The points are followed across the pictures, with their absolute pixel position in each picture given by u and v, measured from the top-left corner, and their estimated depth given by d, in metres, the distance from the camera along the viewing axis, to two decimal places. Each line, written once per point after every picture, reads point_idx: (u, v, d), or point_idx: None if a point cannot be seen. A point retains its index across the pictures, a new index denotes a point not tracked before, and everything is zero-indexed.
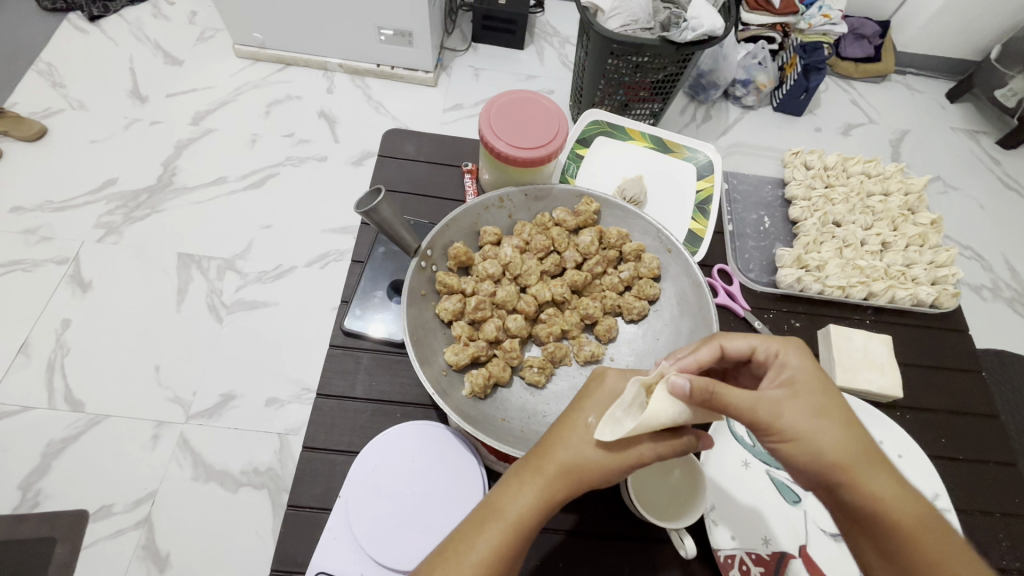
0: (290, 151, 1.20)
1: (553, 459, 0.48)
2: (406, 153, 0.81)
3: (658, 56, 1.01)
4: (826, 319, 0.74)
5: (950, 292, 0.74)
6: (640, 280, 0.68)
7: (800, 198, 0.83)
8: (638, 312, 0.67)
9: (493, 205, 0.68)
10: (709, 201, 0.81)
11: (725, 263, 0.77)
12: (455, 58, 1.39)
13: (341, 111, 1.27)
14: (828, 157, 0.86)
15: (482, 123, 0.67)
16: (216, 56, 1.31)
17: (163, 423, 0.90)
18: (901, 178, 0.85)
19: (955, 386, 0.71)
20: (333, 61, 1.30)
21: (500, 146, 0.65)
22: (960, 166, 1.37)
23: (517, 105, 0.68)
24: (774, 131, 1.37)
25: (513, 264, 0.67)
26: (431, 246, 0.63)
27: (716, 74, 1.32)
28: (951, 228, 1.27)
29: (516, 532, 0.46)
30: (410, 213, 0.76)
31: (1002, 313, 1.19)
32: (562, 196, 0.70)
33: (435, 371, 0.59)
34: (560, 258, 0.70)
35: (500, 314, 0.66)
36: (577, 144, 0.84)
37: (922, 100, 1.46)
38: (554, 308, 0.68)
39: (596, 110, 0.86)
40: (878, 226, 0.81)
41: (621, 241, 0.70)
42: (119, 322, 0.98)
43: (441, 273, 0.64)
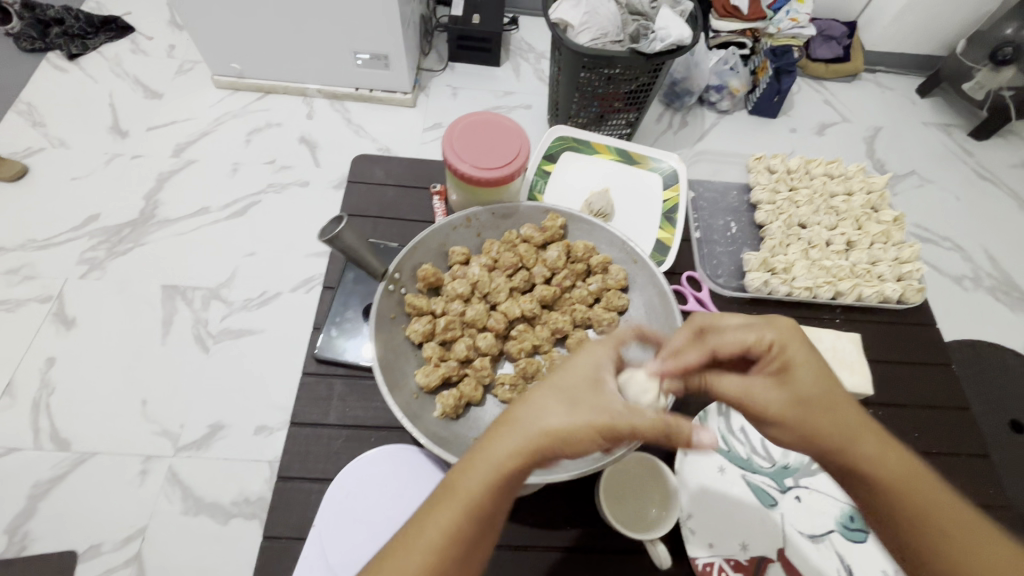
0: (272, 177, 1.21)
1: (504, 432, 0.43)
2: (377, 178, 0.82)
3: (629, 67, 1.04)
4: (796, 320, 0.75)
5: (915, 287, 0.75)
6: (608, 292, 0.69)
7: (765, 202, 0.84)
8: (607, 324, 0.67)
9: (461, 225, 0.69)
10: (676, 210, 0.82)
11: (693, 269, 0.78)
12: (432, 78, 1.41)
13: (322, 135, 1.28)
14: (790, 161, 0.88)
15: (445, 147, 0.68)
16: (195, 87, 1.33)
17: (151, 457, 0.89)
18: (863, 178, 0.86)
19: (925, 380, 0.71)
20: (312, 87, 1.32)
21: (464, 168, 0.66)
22: (933, 159, 1.39)
23: (481, 127, 0.68)
24: (750, 135, 1.40)
25: (482, 282, 0.67)
26: (399, 270, 0.63)
27: (689, 81, 1.35)
28: (928, 221, 1.30)
29: (468, 513, 0.41)
30: (383, 237, 0.77)
31: (985, 303, 1.20)
32: (527, 213, 0.70)
33: (406, 395, 0.59)
34: (529, 273, 0.70)
35: (471, 332, 0.66)
36: (544, 160, 0.86)
37: (892, 97, 1.49)
38: (525, 324, 0.68)
39: (560, 126, 0.88)
40: (842, 225, 0.82)
41: (588, 254, 0.70)
42: (105, 357, 0.98)
43: (410, 296, 0.65)
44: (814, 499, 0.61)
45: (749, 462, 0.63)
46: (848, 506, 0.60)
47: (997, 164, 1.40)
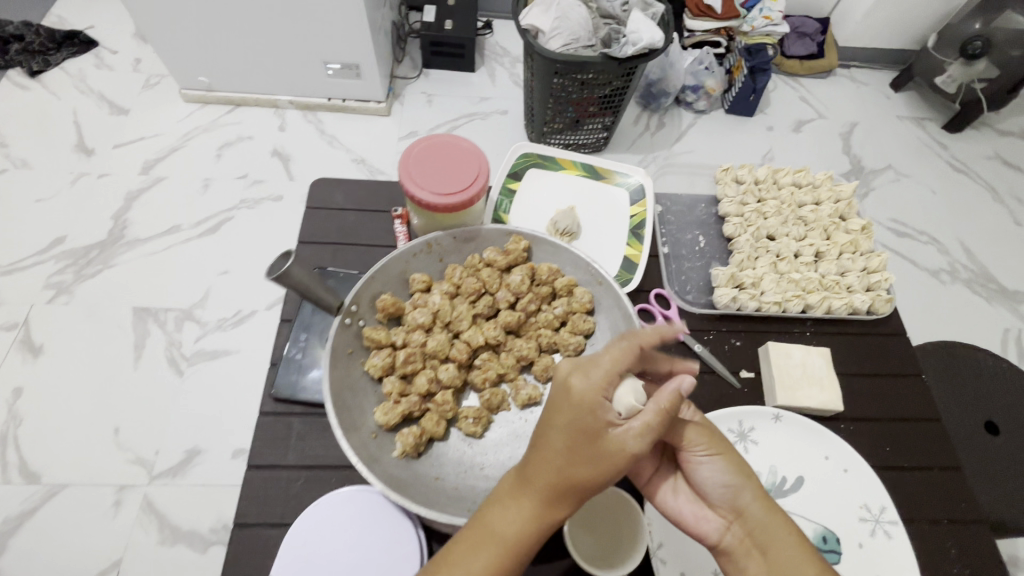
0: (244, 193, 1.18)
1: (531, 482, 0.47)
2: (338, 203, 0.80)
3: (602, 72, 1.04)
4: (767, 335, 0.74)
5: (884, 297, 0.75)
6: (573, 315, 0.68)
7: (733, 215, 0.84)
8: (574, 348, 0.67)
9: (421, 252, 0.67)
10: (643, 226, 0.81)
11: (661, 286, 0.77)
12: (406, 85, 1.39)
13: (295, 147, 1.26)
14: (757, 171, 0.88)
15: (401, 174, 0.65)
16: (162, 102, 1.30)
17: (125, 487, 0.87)
18: (831, 186, 0.87)
19: (896, 393, 0.71)
20: (283, 99, 1.30)
21: (423, 196, 0.64)
22: (908, 153, 1.41)
23: (434, 155, 0.67)
24: (727, 134, 1.40)
25: (442, 311, 0.66)
26: (356, 301, 0.61)
27: (665, 82, 1.35)
28: (904, 215, 1.31)
29: (507, 554, 0.46)
30: (343, 266, 0.75)
31: (962, 296, 1.21)
32: (490, 236, 0.70)
33: (363, 436, 0.57)
34: (493, 299, 0.69)
35: (433, 364, 0.65)
36: (508, 178, 0.85)
37: (867, 92, 1.50)
38: (490, 352, 0.67)
39: (524, 142, 0.87)
40: (811, 236, 0.83)
41: (553, 277, 0.70)
42: (76, 385, 0.95)
43: (368, 329, 0.63)
44: None
45: None
46: (819, 527, 0.61)
47: (970, 156, 1.41)
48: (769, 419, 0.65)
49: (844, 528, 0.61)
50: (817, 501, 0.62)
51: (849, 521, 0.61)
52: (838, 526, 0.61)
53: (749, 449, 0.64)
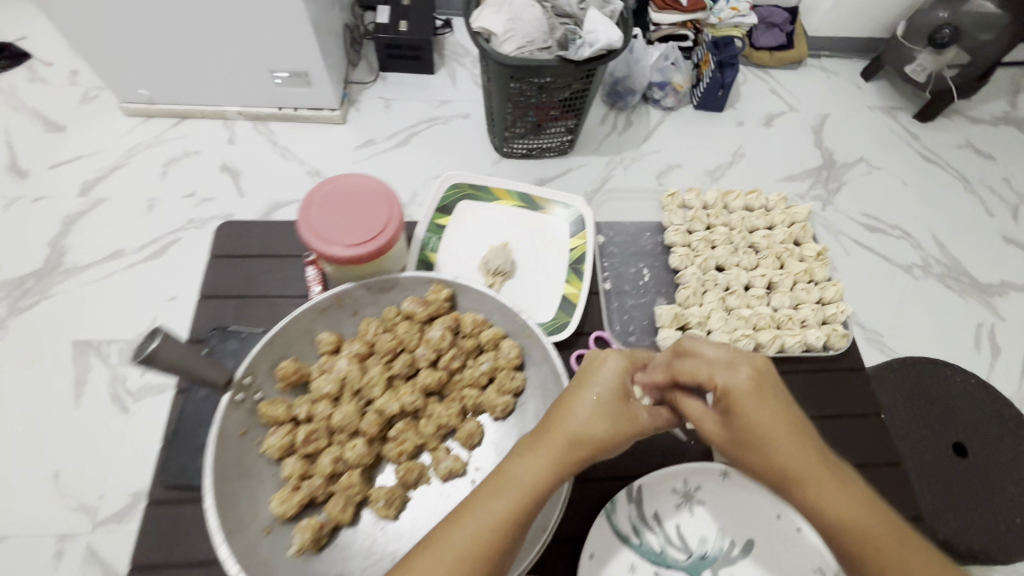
0: (192, 212, 1.12)
1: (561, 434, 0.49)
2: (248, 250, 0.76)
3: (559, 76, 0.99)
4: None
5: (839, 332, 0.73)
6: (499, 372, 0.64)
7: (680, 244, 0.83)
8: (500, 409, 0.63)
9: (331, 307, 0.64)
10: (583, 259, 0.78)
11: (602, 328, 0.73)
12: (363, 90, 1.33)
13: (245, 161, 1.20)
14: (706, 195, 0.88)
15: (304, 233, 0.60)
16: (101, 117, 1.22)
17: (67, 536, 0.82)
18: (785, 208, 0.86)
19: (855, 435, 0.68)
20: (231, 109, 1.23)
21: (338, 250, 0.60)
22: (879, 145, 1.38)
23: (341, 203, 0.62)
24: (696, 131, 1.36)
25: (350, 378, 0.62)
26: (249, 373, 0.58)
27: (631, 80, 1.31)
28: (876, 209, 1.28)
29: (526, 500, 0.46)
30: (249, 322, 0.71)
31: (936, 291, 1.20)
32: (410, 283, 0.66)
33: (252, 534, 0.54)
34: (412, 357, 0.65)
35: (341, 439, 0.60)
36: (439, 213, 0.81)
37: (838, 82, 1.47)
38: (407, 419, 0.62)
39: (455, 173, 0.83)
40: (763, 264, 0.82)
41: (477, 329, 0.66)
42: (13, 427, 0.90)
43: (264, 405, 0.59)
44: None
45: (664, 555, 0.61)
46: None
47: (942, 145, 1.39)
48: (715, 476, 0.64)
49: None
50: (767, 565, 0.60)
51: None
52: None
53: (694, 510, 0.63)
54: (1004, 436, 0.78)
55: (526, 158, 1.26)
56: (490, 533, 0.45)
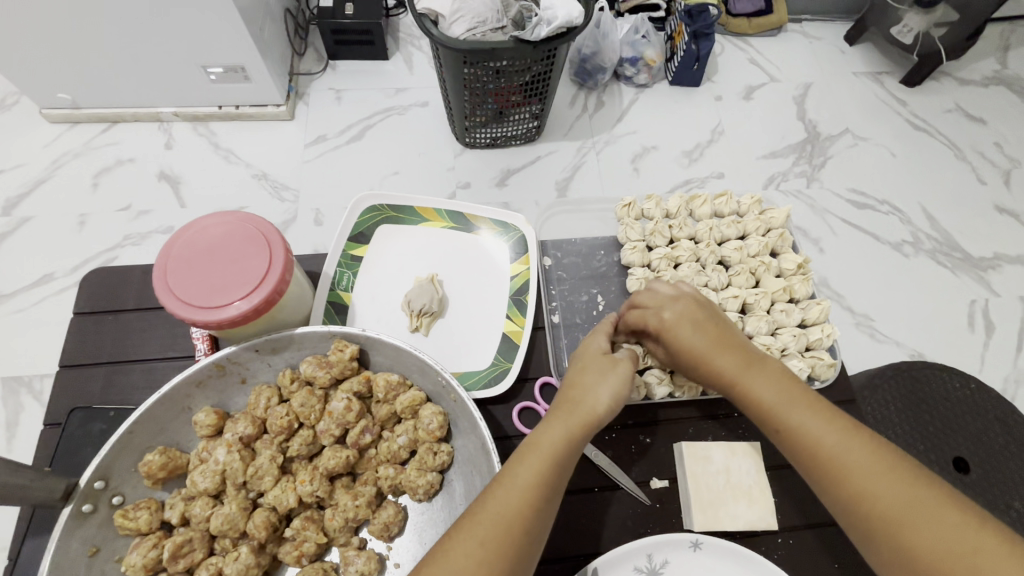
0: (128, 227, 1.03)
1: (566, 407, 0.52)
2: (123, 301, 0.65)
3: (516, 58, 0.90)
4: (682, 424, 0.62)
5: (824, 362, 0.65)
6: (420, 447, 0.56)
7: (637, 265, 0.74)
8: (424, 490, 0.55)
9: (210, 376, 0.54)
10: (526, 289, 0.72)
11: (549, 372, 0.66)
12: (311, 82, 1.23)
13: (184, 167, 1.11)
14: (668, 202, 0.79)
15: (180, 306, 0.52)
16: (23, 126, 1.12)
17: None
18: (759, 214, 0.78)
19: None
20: (166, 110, 1.13)
21: (236, 308, 0.52)
22: (866, 113, 1.30)
23: (209, 259, 0.54)
24: (672, 109, 1.27)
25: (231, 470, 0.53)
26: (100, 477, 0.49)
27: (601, 56, 1.21)
28: (864, 184, 1.21)
29: (552, 462, 0.48)
30: (119, 400, 0.60)
31: (927, 268, 1.14)
32: (306, 340, 0.56)
33: None
34: (312, 432, 0.57)
35: (225, 543, 0.53)
36: (353, 241, 0.73)
37: (821, 47, 1.38)
38: (309, 510, 0.55)
39: (373, 194, 0.76)
40: (736, 282, 0.73)
41: (392, 394, 0.58)
42: None
43: (121, 513, 0.51)
44: None
45: None
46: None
47: (931, 111, 1.32)
48: (687, 547, 0.54)
49: None
50: None
51: None
52: None
53: None
54: (1010, 444, 0.71)
55: (491, 147, 1.17)
56: (525, 498, 0.46)
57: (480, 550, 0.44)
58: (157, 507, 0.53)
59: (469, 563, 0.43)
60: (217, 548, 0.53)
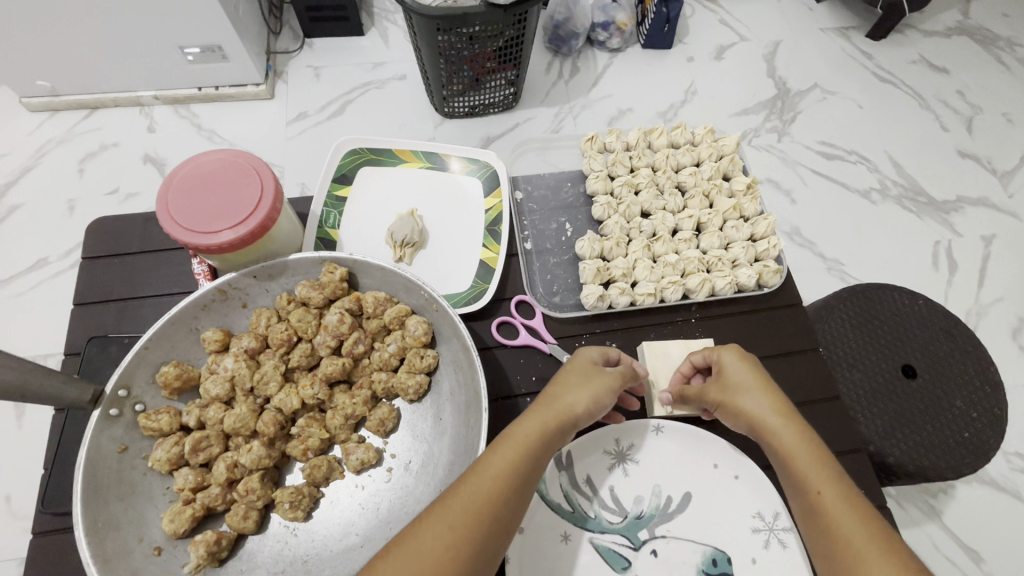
0: (118, 210, 1.05)
1: (544, 404, 0.55)
2: (127, 247, 0.71)
3: (489, 23, 0.92)
4: (645, 328, 0.71)
5: (772, 269, 0.73)
6: (409, 352, 0.62)
7: (601, 193, 0.81)
8: (414, 390, 0.61)
9: (214, 300, 0.60)
10: (499, 220, 0.78)
11: (523, 292, 0.73)
12: (289, 60, 1.24)
13: (169, 149, 1.12)
14: (628, 135, 0.85)
15: (175, 229, 0.56)
16: (6, 116, 1.13)
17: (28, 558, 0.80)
18: (712, 142, 0.85)
19: (791, 374, 0.68)
20: (146, 94, 1.14)
21: (226, 235, 0.57)
22: (833, 68, 1.34)
23: (205, 188, 0.58)
24: (645, 72, 1.30)
25: (239, 376, 0.59)
26: (124, 385, 0.55)
27: (572, 22, 1.24)
28: (833, 137, 1.25)
29: (525, 453, 0.52)
30: (130, 332, 0.67)
31: (894, 214, 1.19)
32: (300, 267, 0.62)
33: (138, 557, 0.52)
34: (310, 345, 0.63)
35: (238, 442, 0.59)
36: (335, 183, 0.79)
37: (789, 6, 1.41)
38: (312, 412, 0.61)
39: (353, 138, 0.81)
40: (691, 205, 0.80)
41: (381, 308, 0.63)
42: None
43: (144, 416, 0.56)
44: (672, 547, 0.59)
45: (597, 523, 0.60)
46: (709, 548, 0.59)
47: (897, 63, 1.35)
48: (650, 431, 0.63)
49: (738, 547, 0.59)
50: (705, 517, 0.60)
51: (744, 534, 0.59)
52: (729, 546, 0.59)
53: (628, 469, 0.62)
54: (953, 351, 0.79)
55: (470, 117, 1.19)
56: (494, 486, 0.49)
57: (450, 533, 0.47)
58: (175, 412, 0.58)
59: (436, 545, 0.46)
60: (231, 445, 0.59)
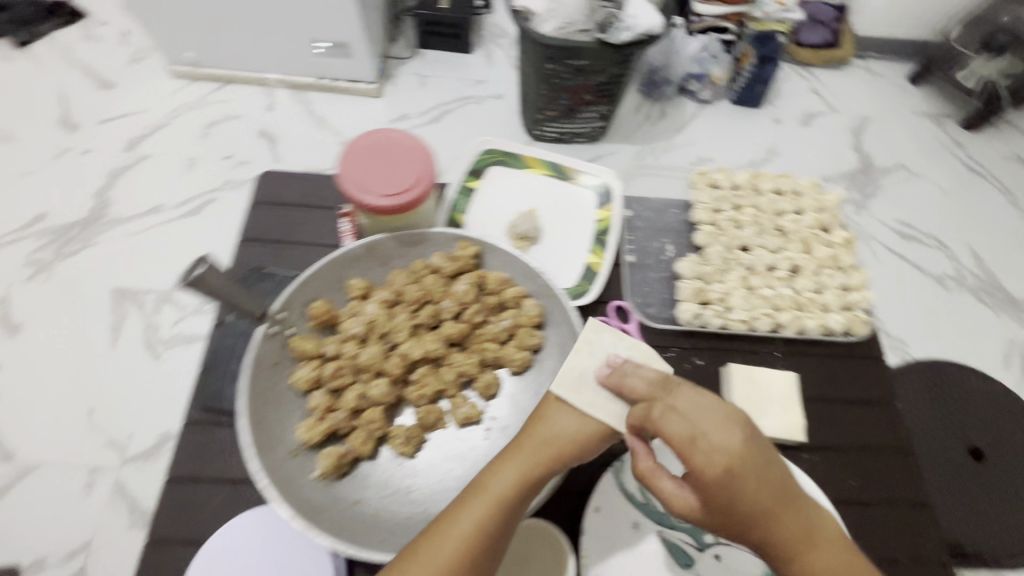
0: (229, 174, 1.16)
1: (527, 447, 0.57)
2: (288, 198, 0.86)
3: (597, 59, 0.98)
4: (731, 354, 0.76)
5: (861, 320, 0.77)
6: (521, 329, 0.71)
7: (704, 222, 0.86)
8: (519, 363, 0.69)
9: (364, 259, 0.73)
10: (608, 231, 0.84)
11: (621, 298, 0.80)
12: (400, 66, 1.34)
13: (282, 128, 1.23)
14: (736, 175, 0.90)
15: (342, 181, 0.67)
16: (150, 77, 1.27)
17: (97, 470, 0.87)
18: (816, 194, 0.88)
19: (867, 422, 0.72)
20: (272, 77, 1.26)
21: (371, 200, 0.67)
22: (922, 151, 1.34)
23: (376, 156, 0.68)
24: (731, 126, 1.34)
25: (378, 321, 0.69)
26: (285, 310, 0.68)
27: (668, 70, 1.33)
28: (912, 218, 1.25)
29: (503, 500, 0.54)
30: (282, 267, 0.81)
31: (969, 304, 1.16)
32: (438, 242, 0.75)
33: (279, 456, 0.63)
34: (436, 308, 0.72)
35: (366, 377, 0.68)
36: (469, 176, 0.89)
37: (883, 85, 1.43)
38: (428, 365, 0.69)
39: (489, 139, 0.91)
40: (789, 248, 0.84)
41: (501, 286, 0.73)
42: (53, 367, 0.95)
43: (298, 338, 0.68)
44: (736, 555, 0.64)
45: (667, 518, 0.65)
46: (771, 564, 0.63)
47: (989, 156, 1.34)
48: None
49: None
50: None
51: None
52: None
53: None
54: None
55: (558, 142, 1.26)
56: (475, 532, 0.52)
57: None
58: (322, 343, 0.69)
59: None
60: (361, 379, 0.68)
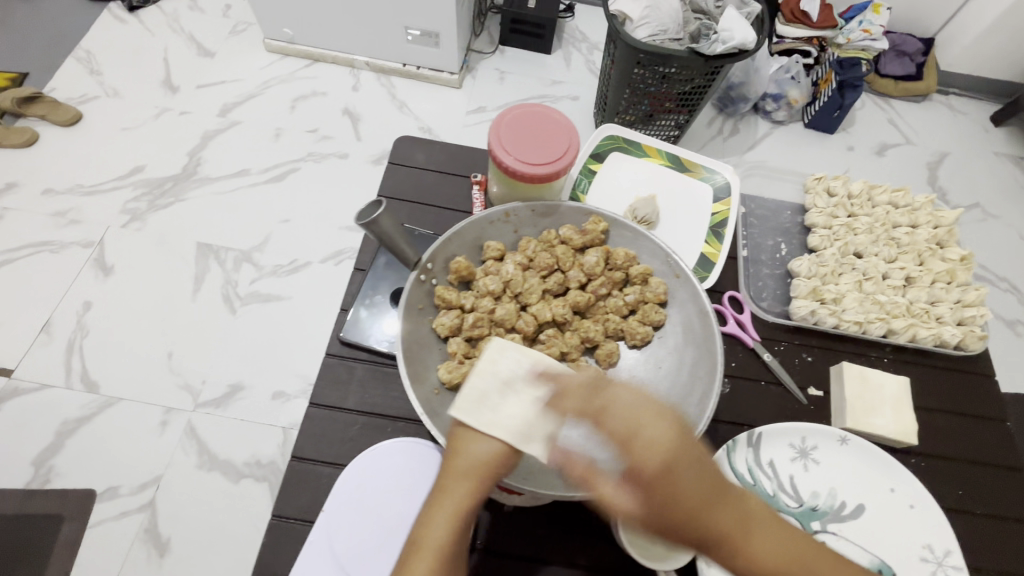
0: (312, 147, 1.21)
1: (453, 480, 0.51)
2: (421, 163, 0.94)
3: (686, 68, 1.00)
4: (842, 354, 0.80)
5: (977, 335, 0.80)
6: (645, 305, 0.75)
7: (820, 226, 0.90)
8: (641, 337, 0.74)
9: (499, 220, 0.76)
10: (725, 224, 0.89)
11: (735, 289, 0.85)
12: (481, 60, 1.38)
13: (366, 109, 1.28)
14: (853, 185, 0.93)
15: (492, 137, 0.74)
16: (246, 49, 1.34)
17: (172, 410, 0.92)
18: (931, 211, 0.91)
19: (976, 436, 0.76)
20: (360, 59, 1.32)
21: (508, 160, 0.73)
22: (1001, 193, 1.31)
23: (525, 126, 0.75)
24: (804, 149, 1.33)
25: (515, 281, 0.74)
26: (431, 260, 0.71)
27: (746, 87, 1.29)
28: (985, 259, 1.22)
29: (441, 553, 0.49)
30: (414, 224, 0.88)
31: None
32: (570, 215, 0.78)
33: (427, 390, 0.65)
34: (564, 277, 0.77)
35: (500, 330, 0.73)
36: (590, 159, 0.94)
37: (964, 122, 1.40)
38: (555, 328, 0.74)
39: (613, 126, 0.96)
40: (903, 258, 0.87)
41: (627, 263, 0.77)
42: (140, 309, 1.01)
43: (440, 288, 0.72)
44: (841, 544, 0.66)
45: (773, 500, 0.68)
46: (876, 558, 0.66)
47: None
48: (836, 440, 0.70)
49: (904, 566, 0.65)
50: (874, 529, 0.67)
51: (911, 559, 0.65)
52: (897, 564, 0.65)
53: (809, 466, 0.69)
54: None
55: None
56: None
57: None
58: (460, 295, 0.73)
59: None
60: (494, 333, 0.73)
